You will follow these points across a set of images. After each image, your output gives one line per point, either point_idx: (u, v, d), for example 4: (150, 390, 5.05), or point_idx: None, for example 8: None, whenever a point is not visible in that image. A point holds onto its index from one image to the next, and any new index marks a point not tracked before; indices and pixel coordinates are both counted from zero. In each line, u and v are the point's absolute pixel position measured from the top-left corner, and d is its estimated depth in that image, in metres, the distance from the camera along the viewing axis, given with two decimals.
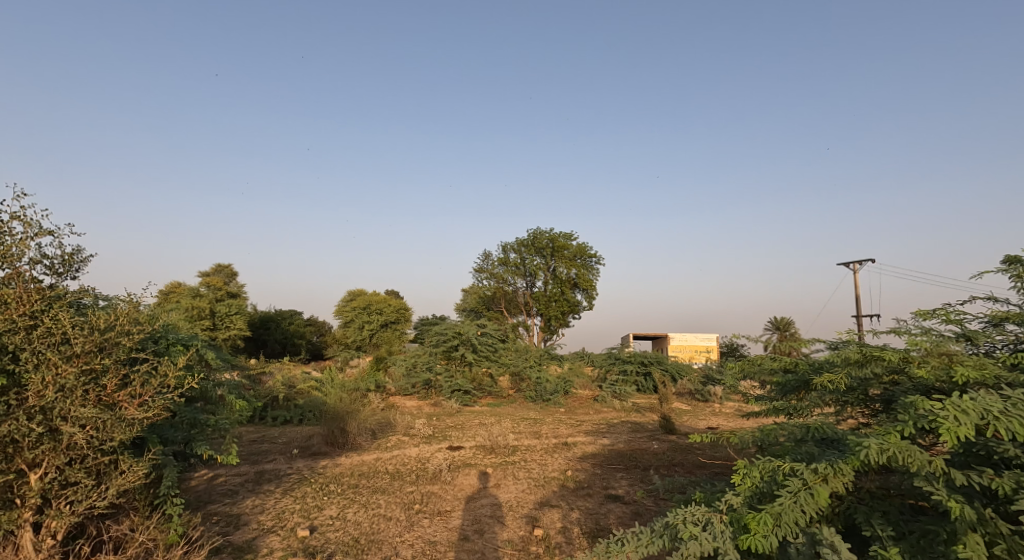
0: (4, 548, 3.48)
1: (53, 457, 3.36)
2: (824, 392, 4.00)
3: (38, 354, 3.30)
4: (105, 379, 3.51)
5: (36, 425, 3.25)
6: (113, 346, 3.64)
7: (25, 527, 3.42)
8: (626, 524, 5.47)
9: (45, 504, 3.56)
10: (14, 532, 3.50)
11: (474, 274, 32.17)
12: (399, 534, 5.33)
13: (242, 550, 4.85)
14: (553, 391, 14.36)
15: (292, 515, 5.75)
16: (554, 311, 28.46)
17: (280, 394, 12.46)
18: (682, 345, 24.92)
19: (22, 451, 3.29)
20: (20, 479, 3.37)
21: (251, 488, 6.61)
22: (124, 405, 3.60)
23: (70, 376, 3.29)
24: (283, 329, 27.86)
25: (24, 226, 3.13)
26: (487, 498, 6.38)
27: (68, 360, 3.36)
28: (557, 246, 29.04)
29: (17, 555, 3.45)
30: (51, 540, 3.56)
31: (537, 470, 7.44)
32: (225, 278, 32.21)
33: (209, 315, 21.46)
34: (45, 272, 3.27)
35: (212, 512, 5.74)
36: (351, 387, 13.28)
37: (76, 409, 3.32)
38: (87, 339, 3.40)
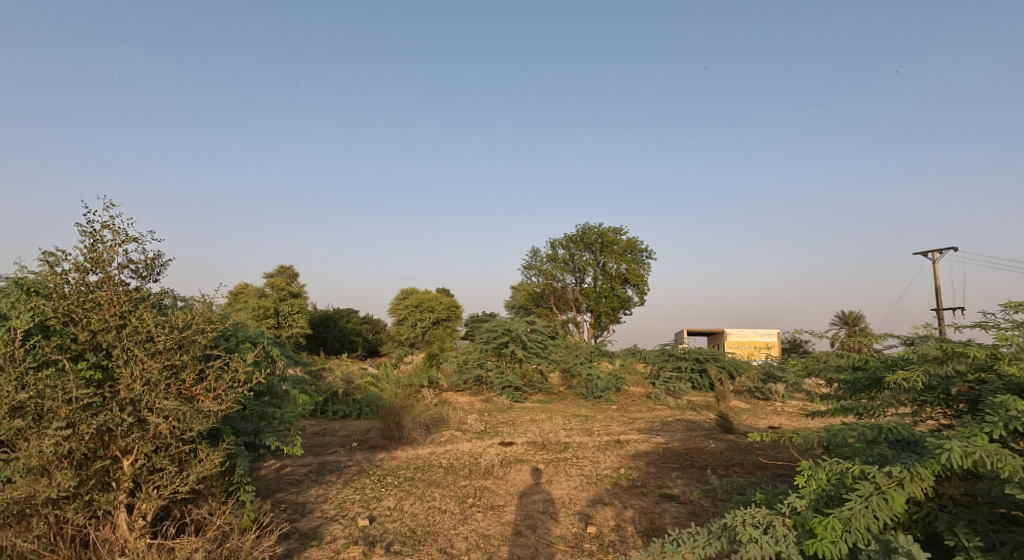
0: (104, 525, 3.80)
1: (142, 445, 3.64)
2: (899, 390, 3.77)
3: (127, 351, 3.59)
4: (184, 374, 3.78)
5: (128, 416, 3.54)
6: (191, 343, 3.90)
7: (121, 509, 3.72)
8: (683, 524, 5.37)
9: (136, 488, 3.86)
10: (111, 512, 3.82)
11: (523, 271, 32.29)
12: (454, 527, 5.44)
13: (308, 536, 5.09)
14: (604, 388, 14.23)
15: (354, 504, 5.99)
16: (605, 307, 28.15)
17: (339, 389, 12.98)
18: (740, 340, 24.06)
19: (116, 438, 3.57)
20: (116, 464, 3.68)
21: (315, 478, 6.93)
22: (201, 398, 3.86)
23: (154, 371, 3.58)
24: (340, 327, 28.92)
25: (113, 233, 3.39)
26: (539, 494, 6.41)
27: (152, 356, 3.64)
28: (607, 240, 28.71)
29: (114, 533, 3.75)
30: (142, 521, 3.85)
31: (589, 467, 7.40)
32: (287, 278, 33.94)
33: (273, 314, 22.67)
34: (131, 276, 3.53)
35: (280, 499, 6.06)
36: (405, 383, 13.65)
37: (160, 401, 3.59)
38: (168, 337, 3.68)
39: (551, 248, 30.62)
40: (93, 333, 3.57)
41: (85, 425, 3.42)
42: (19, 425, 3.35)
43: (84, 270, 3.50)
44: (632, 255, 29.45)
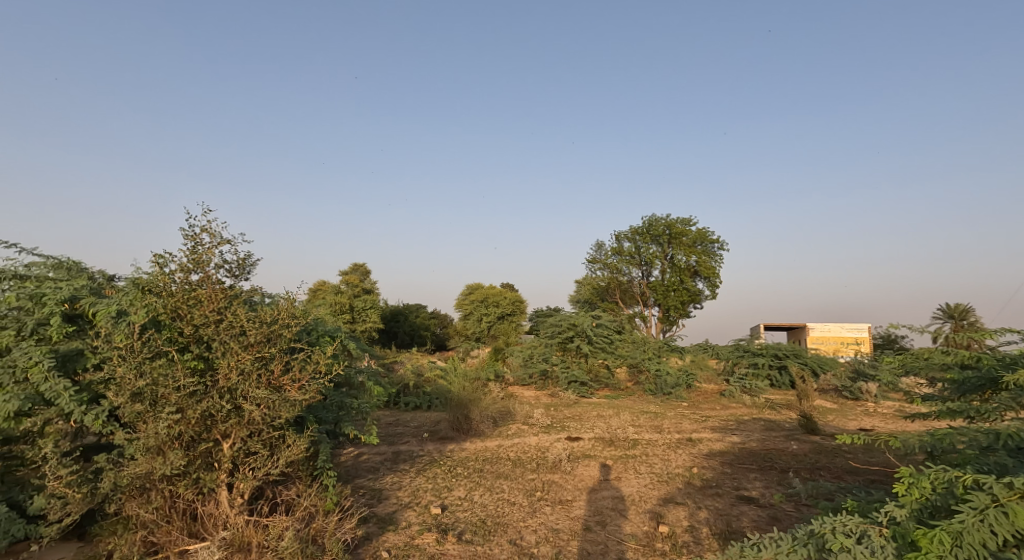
0: (208, 501, 4.19)
1: (239, 429, 3.99)
2: (1020, 392, 3.38)
3: (225, 343, 3.98)
4: (272, 365, 4.08)
5: (226, 402, 3.93)
6: (278, 336, 4.20)
7: (222, 488, 4.07)
8: (762, 528, 5.11)
9: (235, 468, 4.21)
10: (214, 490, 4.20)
11: (588, 266, 31.94)
12: (523, 519, 5.47)
13: (385, 521, 5.29)
14: (674, 384, 13.82)
15: (426, 493, 6.16)
16: (674, 301, 27.31)
17: (410, 382, 13.41)
18: (824, 336, 22.58)
19: (217, 422, 3.95)
20: (217, 446, 4.07)
21: (390, 466, 7.20)
22: (288, 388, 4.14)
23: (247, 362, 3.89)
24: (410, 322, 29.86)
25: (210, 236, 3.68)
26: (609, 490, 6.32)
27: (245, 348, 3.97)
28: (675, 231, 27.82)
29: (216, 509, 4.14)
30: (240, 499, 4.17)
31: (659, 465, 7.21)
32: (359, 274, 35.52)
33: (348, 309, 23.77)
34: (226, 275, 3.81)
35: (359, 484, 6.35)
36: (473, 377, 13.89)
37: (253, 390, 3.92)
38: (258, 330, 4.00)
39: (617, 241, 30.07)
40: (196, 327, 4.00)
41: (191, 410, 3.83)
42: (140, 407, 3.91)
43: (186, 269, 4.03)
44: (702, 247, 28.34)
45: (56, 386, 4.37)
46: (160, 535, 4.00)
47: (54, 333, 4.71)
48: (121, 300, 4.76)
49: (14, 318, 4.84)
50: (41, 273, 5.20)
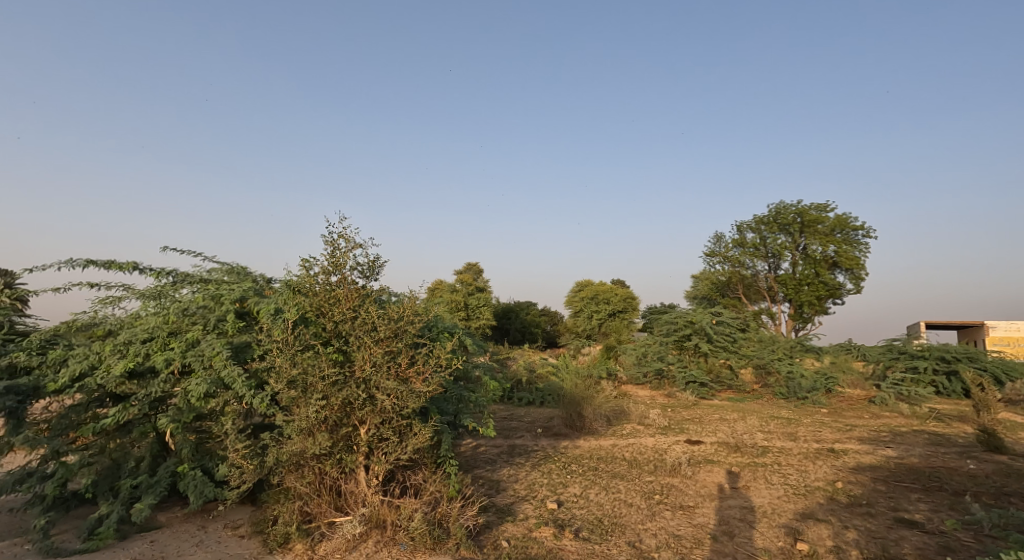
0: (349, 480, 4.63)
1: (373, 417, 4.38)
2: None
3: (360, 338, 4.51)
4: (399, 358, 4.48)
5: (362, 391, 4.36)
6: (403, 332, 4.61)
7: (360, 469, 4.51)
8: (929, 557, 4.40)
9: (371, 452, 4.60)
10: (354, 470, 4.61)
11: (706, 260, 30.18)
12: (642, 522, 5.23)
13: (503, 511, 5.36)
14: (810, 388, 12.56)
15: (542, 487, 6.16)
16: (808, 296, 24.85)
17: (523, 377, 13.57)
18: (1008, 336, 19.10)
19: (355, 409, 4.40)
20: (355, 431, 4.50)
21: (506, 458, 7.31)
22: (413, 380, 4.46)
23: (378, 354, 4.37)
24: (521, 319, 30.36)
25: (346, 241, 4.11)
26: (736, 499, 5.85)
27: (377, 343, 4.45)
28: (808, 219, 25.30)
29: (356, 488, 4.55)
30: (376, 479, 4.56)
31: (795, 476, 6.54)
32: (472, 272, 36.85)
33: (464, 307, 24.75)
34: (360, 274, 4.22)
35: (477, 475, 6.53)
36: (585, 374, 13.72)
37: (384, 382, 4.31)
38: (387, 326, 4.47)
39: (739, 232, 28.06)
40: (337, 323, 4.70)
41: (334, 397, 4.32)
42: (294, 393, 4.40)
43: (329, 272, 4.82)
44: (843, 235, 25.31)
45: (232, 373, 5.05)
46: (313, 506, 4.52)
47: (229, 328, 5.44)
48: (279, 299, 5.31)
49: (200, 315, 5.59)
50: (218, 277, 6.06)
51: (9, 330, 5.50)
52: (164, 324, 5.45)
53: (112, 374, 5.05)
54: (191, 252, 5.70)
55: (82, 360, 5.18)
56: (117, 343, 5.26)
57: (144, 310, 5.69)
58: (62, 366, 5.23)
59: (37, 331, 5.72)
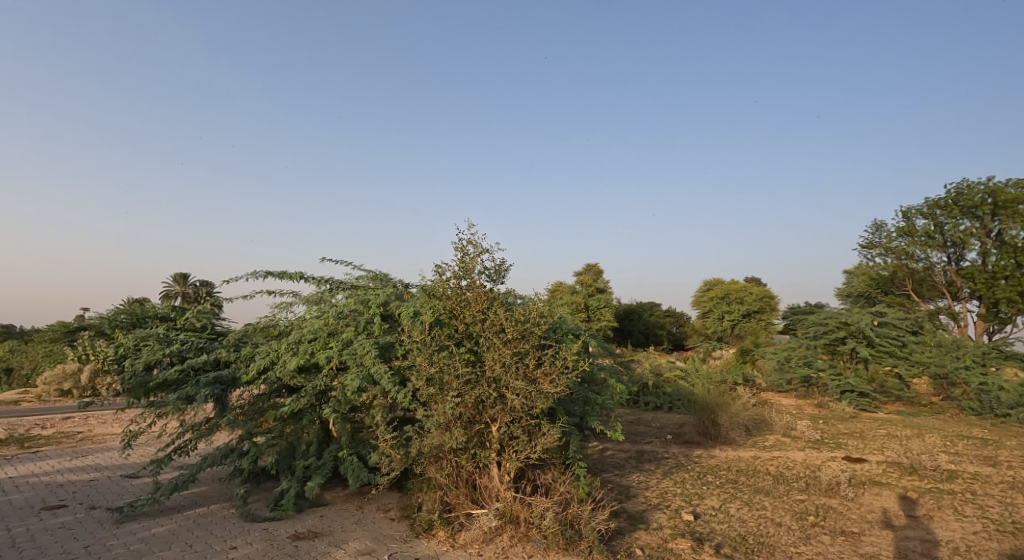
0: (483, 475, 4.89)
1: (503, 415, 4.61)
2: None
3: (489, 339, 4.79)
4: (526, 359, 4.68)
5: (493, 390, 4.60)
6: (529, 334, 4.83)
7: (493, 464, 4.76)
8: None
9: (502, 449, 4.84)
10: (487, 466, 4.87)
11: (864, 253, 26.80)
12: (795, 545, 4.84)
13: (636, 518, 5.29)
14: (1014, 403, 10.58)
15: (675, 497, 5.96)
16: (1005, 292, 20.80)
17: (649, 381, 13.17)
18: None
19: (487, 408, 4.67)
20: (487, 428, 4.76)
21: (635, 464, 7.18)
22: (541, 381, 4.63)
23: (507, 355, 4.61)
24: (645, 320, 29.43)
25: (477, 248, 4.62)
26: (914, 530, 5.16)
27: (505, 344, 4.70)
28: (1003, 200, 21.37)
29: (490, 482, 4.80)
30: (508, 476, 4.78)
31: (995, 510, 5.58)
32: (590, 273, 36.49)
33: (584, 308, 24.62)
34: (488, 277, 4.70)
35: (607, 479, 6.50)
36: (718, 379, 12.94)
37: (513, 382, 4.53)
38: (514, 328, 4.72)
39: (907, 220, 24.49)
40: (468, 324, 5.04)
41: (468, 395, 4.60)
42: (432, 390, 4.76)
43: (460, 277, 5.21)
44: None
45: (381, 370, 5.60)
46: (452, 496, 4.87)
47: (377, 329, 6.05)
48: (418, 303, 5.78)
49: (352, 317, 6.27)
50: (364, 283, 6.75)
51: (210, 331, 6.60)
52: (324, 325, 6.20)
53: (287, 369, 5.86)
54: (344, 262, 6.43)
55: (264, 356, 6.07)
56: (289, 342, 6.08)
57: (308, 313, 6.51)
58: (250, 361, 6.19)
59: (230, 330, 6.82)
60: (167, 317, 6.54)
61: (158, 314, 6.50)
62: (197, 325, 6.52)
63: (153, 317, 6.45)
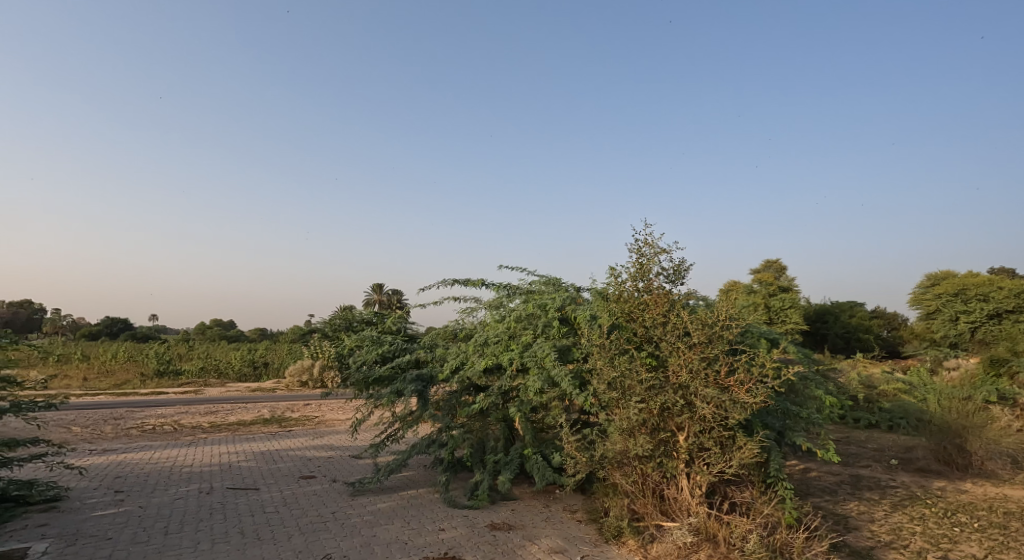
0: (672, 487, 4.68)
1: (692, 424, 4.39)
2: None
3: (672, 344, 4.58)
4: (716, 365, 4.38)
5: (680, 397, 4.39)
6: (717, 338, 4.51)
7: (682, 476, 4.54)
8: None
9: (691, 461, 4.59)
10: (676, 477, 4.65)
11: None
12: None
13: (862, 556, 4.57)
14: None
15: (913, 535, 5.01)
16: None
17: (860, 394, 11.33)
18: None
19: (673, 415, 4.48)
20: (674, 437, 4.56)
21: (852, 490, 6.22)
22: (734, 389, 4.29)
23: (694, 360, 4.36)
24: (843, 322, 25.02)
25: (656, 251, 4.79)
26: None
27: (691, 348, 4.46)
28: None
29: (680, 495, 4.57)
30: (699, 490, 4.50)
31: None
32: (775, 269, 32.65)
33: None
34: (665, 280, 4.86)
35: (817, 505, 5.74)
36: (960, 395, 10.57)
37: (703, 389, 4.27)
38: (700, 331, 4.45)
39: None
40: (648, 327, 4.89)
41: (653, 401, 4.46)
42: (614, 395, 4.72)
43: (635, 279, 5.09)
44: None
45: (561, 372, 5.70)
46: (639, 505, 4.80)
47: (555, 333, 6.18)
48: (594, 306, 5.79)
49: (530, 321, 6.47)
50: (539, 288, 6.98)
51: (404, 334, 7.39)
52: (505, 329, 6.54)
53: (475, 369, 6.31)
54: (519, 268, 6.71)
55: (456, 357, 6.62)
56: (476, 343, 6.54)
57: (490, 317, 6.94)
58: (444, 361, 6.81)
59: (420, 333, 7.56)
60: (371, 321, 7.48)
61: (365, 319, 7.45)
62: (393, 328, 7.33)
63: (361, 321, 7.42)
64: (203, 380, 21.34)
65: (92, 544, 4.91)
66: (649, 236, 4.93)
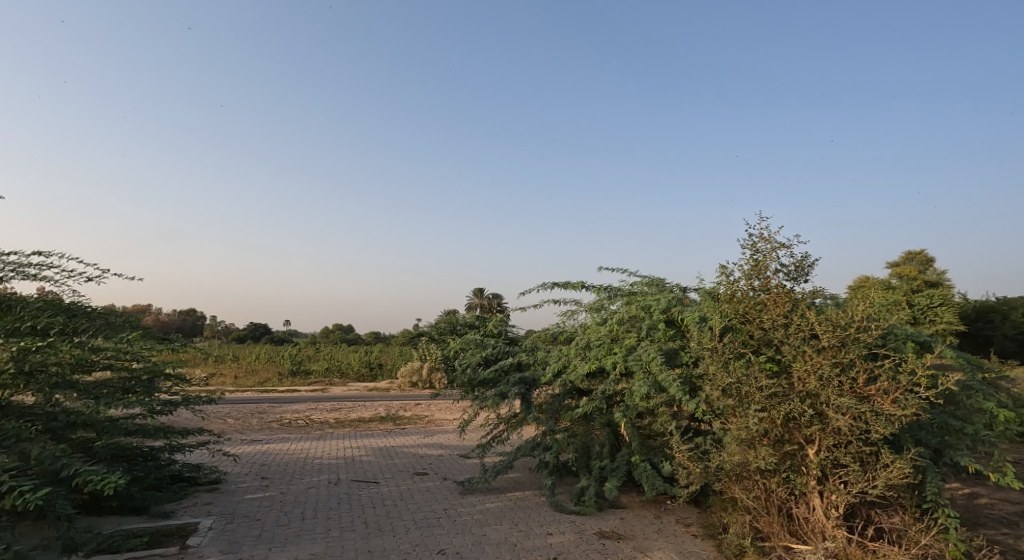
0: (801, 506, 4.23)
1: (824, 437, 3.92)
2: None
3: (796, 348, 4.13)
4: (853, 373, 3.89)
5: (808, 407, 3.94)
6: (853, 341, 4.00)
7: (814, 494, 4.08)
8: None
9: (825, 478, 4.11)
10: (807, 495, 4.20)
11: None
12: None
13: None
14: None
15: None
16: None
17: None
18: None
19: (800, 427, 4.04)
20: (802, 451, 4.11)
21: None
22: (878, 399, 3.79)
23: (824, 366, 3.90)
24: (1013, 322, 21.41)
25: (774, 245, 4.42)
26: None
27: (820, 353, 4.00)
28: None
29: (812, 514, 4.12)
30: (836, 511, 4.01)
31: None
32: (919, 262, 28.79)
33: None
34: (785, 276, 4.46)
35: (992, 538, 4.88)
36: None
37: (837, 399, 3.81)
38: (831, 334, 3.97)
39: None
40: (766, 330, 4.45)
41: (775, 410, 4.06)
42: (730, 402, 4.36)
43: (750, 277, 4.69)
44: None
45: (669, 378, 5.39)
46: (764, 524, 4.39)
47: (661, 336, 5.86)
48: (704, 307, 5.41)
49: (633, 324, 6.20)
50: (641, 289, 6.69)
51: (505, 337, 7.45)
52: (608, 332, 6.33)
53: (578, 373, 6.19)
54: (620, 269, 6.48)
55: (557, 360, 6.52)
56: (578, 347, 6.40)
57: (591, 320, 6.78)
58: (546, 364, 6.75)
59: (520, 336, 7.57)
60: (474, 324, 7.63)
61: (467, 322, 7.62)
62: (495, 331, 7.41)
63: (464, 325, 7.61)
64: (326, 380, 23.03)
65: (245, 524, 5.47)
66: (765, 229, 4.52)
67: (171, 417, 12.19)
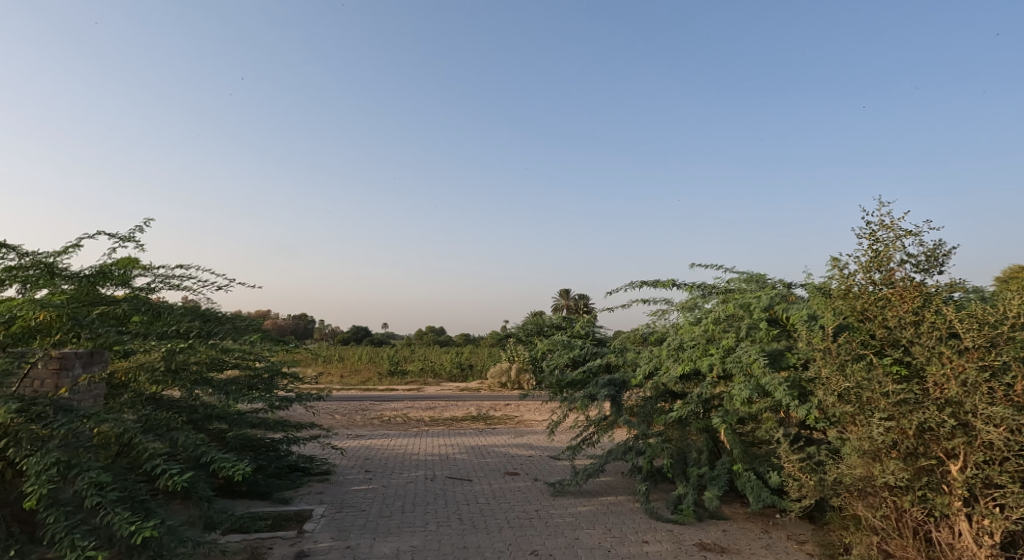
0: (943, 528, 3.70)
1: (972, 452, 3.40)
2: None
3: (931, 349, 3.62)
4: (1007, 378, 3.33)
5: (949, 417, 3.44)
6: (1005, 341, 3.43)
7: (959, 517, 3.55)
8: None
9: (974, 498, 3.57)
10: (950, 517, 3.66)
11: None
12: None
13: None
14: None
15: None
16: None
17: None
18: None
19: (940, 439, 3.54)
20: (943, 467, 3.60)
21: None
22: None
23: (969, 371, 3.37)
24: None
25: (899, 233, 3.94)
26: None
27: (961, 354, 3.48)
28: None
29: (958, 540, 3.59)
30: (989, 538, 3.45)
31: None
32: None
33: None
34: (914, 268, 3.95)
35: None
36: None
37: (986, 408, 3.29)
38: (977, 333, 3.43)
39: None
40: (891, 328, 3.95)
41: (906, 419, 3.60)
42: (849, 409, 3.93)
43: (870, 270, 4.21)
44: None
45: (774, 381, 4.98)
46: (896, 546, 3.90)
47: (763, 336, 5.42)
48: (812, 304, 4.94)
49: (730, 323, 5.79)
50: (739, 286, 6.26)
51: (593, 337, 7.29)
52: (703, 332, 5.92)
53: (672, 375, 5.90)
54: (715, 265, 6.10)
55: (649, 361, 6.26)
56: (671, 347, 6.09)
57: (684, 320, 6.44)
58: (636, 365, 6.51)
59: (609, 337, 7.38)
60: (561, 325, 7.54)
61: (554, 323, 7.54)
62: (582, 332, 7.27)
63: (550, 325, 7.53)
64: (420, 380, 23.90)
65: (351, 513, 5.77)
66: (886, 216, 4.03)
67: (286, 411, 13.30)
